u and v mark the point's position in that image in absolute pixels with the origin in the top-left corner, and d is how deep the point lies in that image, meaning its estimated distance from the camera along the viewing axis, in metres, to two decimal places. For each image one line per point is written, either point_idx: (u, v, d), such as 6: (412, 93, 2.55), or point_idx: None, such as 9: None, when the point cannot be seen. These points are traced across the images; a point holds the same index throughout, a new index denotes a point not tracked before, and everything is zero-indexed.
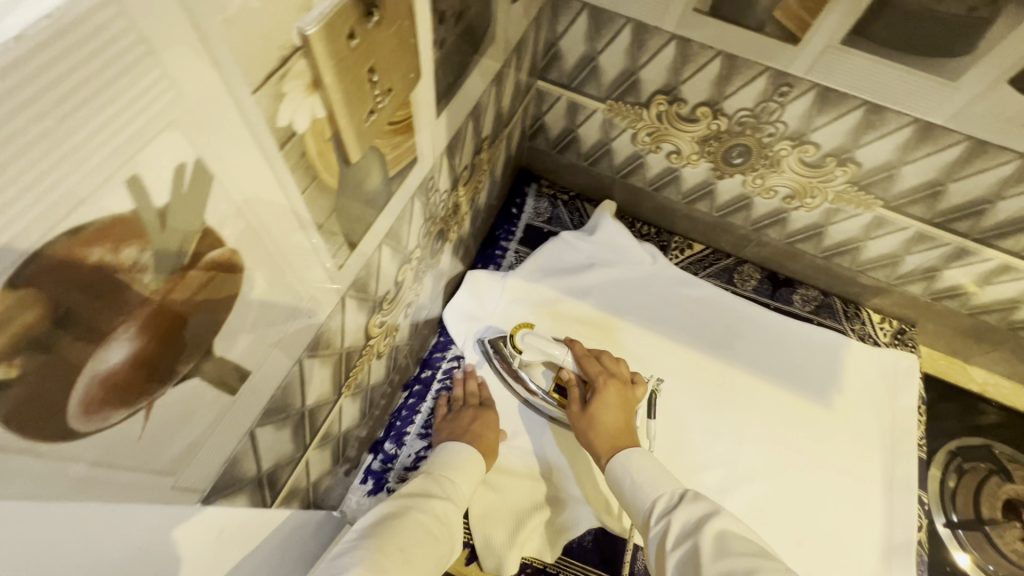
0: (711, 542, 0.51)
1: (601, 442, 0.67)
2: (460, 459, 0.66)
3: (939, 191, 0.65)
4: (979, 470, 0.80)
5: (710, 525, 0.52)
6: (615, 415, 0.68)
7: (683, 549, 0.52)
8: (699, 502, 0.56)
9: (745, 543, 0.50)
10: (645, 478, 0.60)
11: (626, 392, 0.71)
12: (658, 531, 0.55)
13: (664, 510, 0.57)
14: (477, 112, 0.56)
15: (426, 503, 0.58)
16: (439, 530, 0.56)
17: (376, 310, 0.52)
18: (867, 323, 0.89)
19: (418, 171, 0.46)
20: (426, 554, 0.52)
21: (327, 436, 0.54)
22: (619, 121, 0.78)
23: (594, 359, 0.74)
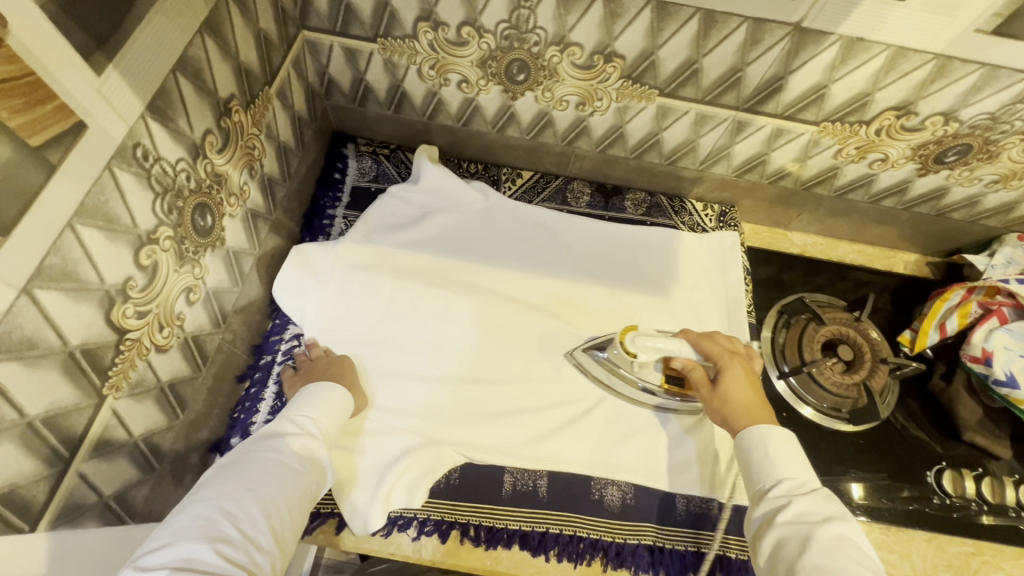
0: (828, 539, 0.50)
1: (738, 418, 0.64)
2: (329, 400, 0.65)
3: (697, 69, 0.68)
4: (800, 322, 0.87)
5: (827, 525, 0.51)
6: (746, 391, 0.66)
7: (797, 531, 0.51)
8: (827, 502, 0.54)
9: (860, 556, 0.49)
10: (779, 456, 0.58)
11: (749, 366, 0.70)
12: (769, 509, 0.55)
13: (786, 492, 0.55)
14: (191, 68, 0.51)
15: (275, 444, 0.57)
16: (298, 463, 0.57)
17: (119, 300, 0.48)
18: (692, 213, 0.94)
19: (100, 138, 0.42)
20: (282, 485, 0.54)
21: (108, 444, 0.50)
22: (399, 59, 0.75)
23: (711, 339, 0.72)
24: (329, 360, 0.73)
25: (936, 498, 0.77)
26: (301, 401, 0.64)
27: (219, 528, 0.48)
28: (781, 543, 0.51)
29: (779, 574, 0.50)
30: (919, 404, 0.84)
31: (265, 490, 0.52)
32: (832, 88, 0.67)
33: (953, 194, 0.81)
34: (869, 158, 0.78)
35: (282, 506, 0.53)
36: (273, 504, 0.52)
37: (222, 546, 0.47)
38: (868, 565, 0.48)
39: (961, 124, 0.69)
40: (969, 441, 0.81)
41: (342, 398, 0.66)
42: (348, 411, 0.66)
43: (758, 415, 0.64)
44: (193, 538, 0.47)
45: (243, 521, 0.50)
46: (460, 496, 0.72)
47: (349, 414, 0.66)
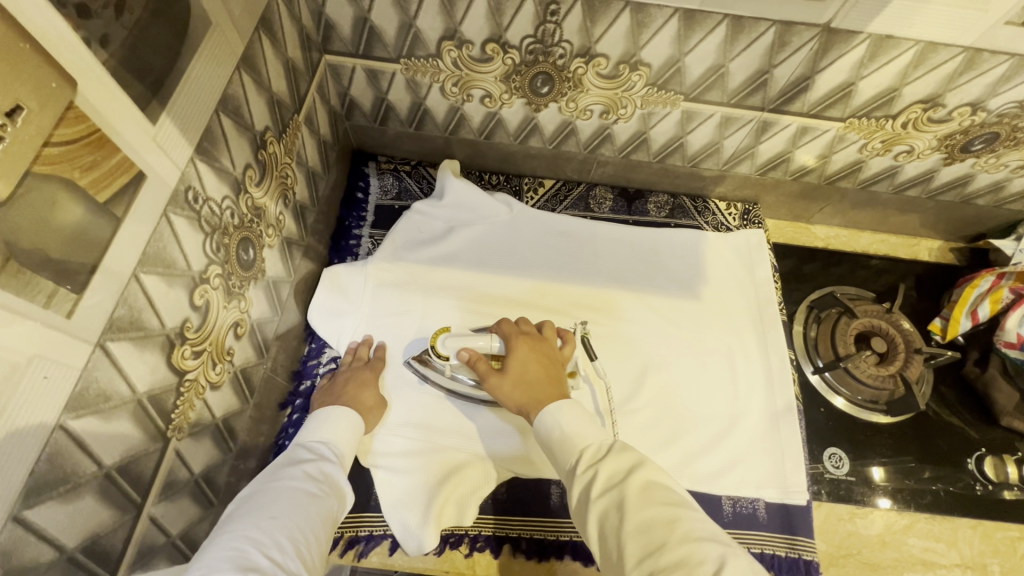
0: (637, 492, 0.48)
1: (526, 402, 0.64)
2: (341, 425, 0.67)
3: (723, 73, 0.68)
4: (832, 316, 0.87)
5: (632, 480, 0.49)
6: (533, 373, 0.66)
7: (612, 499, 0.49)
8: (625, 450, 0.53)
9: (668, 495, 0.49)
10: (572, 428, 0.57)
11: (541, 350, 0.70)
12: (581, 485, 0.52)
13: (590, 461, 0.53)
14: (231, 106, 0.51)
15: (292, 472, 0.59)
16: (317, 488, 0.59)
17: (176, 343, 0.48)
18: (716, 212, 0.95)
19: (157, 186, 0.42)
20: (304, 512, 0.54)
21: (173, 485, 0.50)
22: (422, 78, 0.75)
23: (513, 325, 0.73)
24: (365, 367, 0.75)
25: (978, 485, 0.78)
26: (313, 428, 0.67)
27: (249, 554, 0.47)
28: (604, 518, 0.49)
29: (610, 551, 0.47)
30: (951, 387, 0.85)
31: (288, 517, 0.53)
32: (859, 85, 0.67)
33: (979, 181, 0.82)
34: (895, 150, 0.78)
35: (307, 532, 0.53)
36: (298, 529, 0.52)
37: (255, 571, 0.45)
38: (680, 501, 0.48)
39: (989, 113, 0.69)
40: (1007, 426, 0.81)
41: (353, 423, 0.68)
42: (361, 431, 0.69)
43: (543, 392, 0.64)
44: (226, 567, 0.45)
45: (272, 547, 0.49)
46: (509, 509, 0.73)
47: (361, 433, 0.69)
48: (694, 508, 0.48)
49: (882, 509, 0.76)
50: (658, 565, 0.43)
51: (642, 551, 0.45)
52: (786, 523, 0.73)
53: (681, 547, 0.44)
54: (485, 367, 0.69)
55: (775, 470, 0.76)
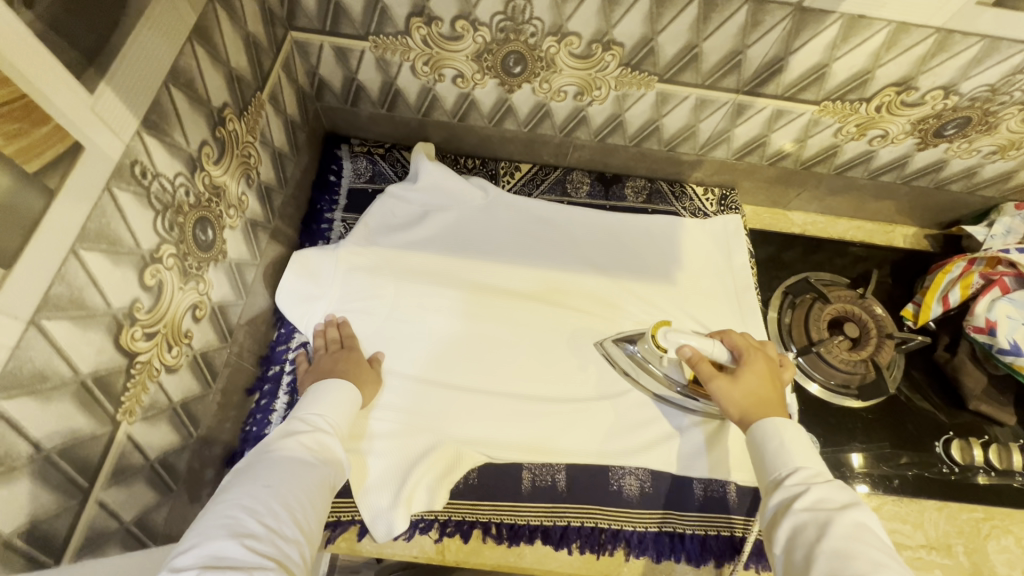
0: (847, 524, 0.47)
1: (750, 411, 0.63)
2: (337, 398, 0.65)
3: (696, 53, 0.67)
4: (806, 301, 0.87)
5: (847, 514, 0.48)
6: (764, 388, 0.65)
7: (815, 517, 0.49)
8: (842, 490, 0.52)
9: (881, 544, 0.47)
10: (794, 447, 0.57)
11: (774, 369, 0.69)
12: (785, 496, 0.52)
13: (804, 480, 0.53)
14: (183, 79, 0.50)
15: (290, 442, 0.58)
16: (314, 457, 0.57)
17: (126, 324, 0.46)
18: (693, 197, 0.94)
19: (97, 159, 0.40)
20: (301, 480, 0.53)
21: (124, 470, 0.49)
22: (391, 56, 0.73)
23: (740, 337, 0.72)
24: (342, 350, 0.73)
25: (944, 467, 0.79)
26: (309, 401, 0.65)
27: (242, 523, 0.47)
28: (798, 529, 0.49)
29: (797, 562, 0.47)
30: (923, 372, 0.86)
31: (283, 485, 0.52)
32: (833, 67, 0.67)
33: (952, 166, 0.82)
34: (869, 135, 0.78)
35: (303, 500, 0.52)
36: (295, 498, 0.51)
37: (248, 541, 0.45)
38: (889, 555, 0.46)
39: (961, 97, 0.69)
40: (974, 410, 0.82)
41: (348, 398, 0.66)
42: (357, 405, 0.67)
43: (772, 410, 0.63)
44: (218, 536, 0.45)
45: (265, 516, 0.49)
46: (479, 495, 0.72)
47: (356, 407, 0.67)
48: (902, 566, 0.45)
49: (853, 493, 0.77)
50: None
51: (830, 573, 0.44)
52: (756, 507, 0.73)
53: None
54: (709, 368, 0.68)
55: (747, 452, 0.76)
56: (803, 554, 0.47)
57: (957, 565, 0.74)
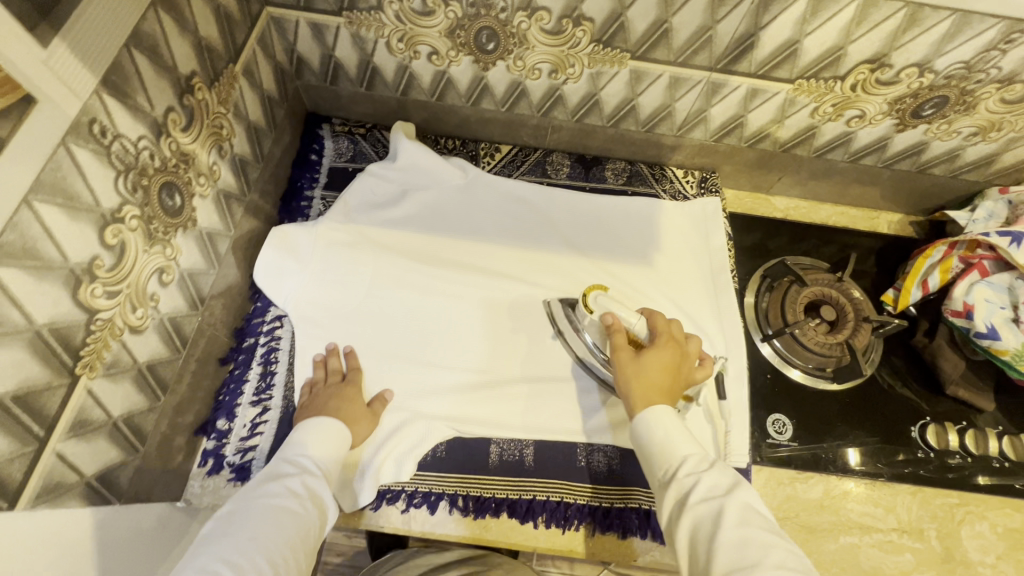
0: (734, 511, 0.49)
1: (635, 388, 0.63)
2: (321, 435, 0.65)
3: (666, 29, 0.67)
4: (784, 284, 0.87)
5: (733, 500, 0.50)
6: (661, 375, 0.64)
7: (710, 508, 0.50)
8: (726, 472, 0.54)
9: (764, 522, 0.50)
10: (678, 434, 0.58)
11: (682, 363, 0.66)
12: (677, 491, 0.54)
13: (693, 469, 0.55)
14: (145, 43, 0.51)
15: (274, 489, 0.58)
16: (298, 504, 0.57)
17: (85, 280, 0.47)
18: (674, 180, 0.94)
19: (51, 113, 0.41)
20: (282, 531, 0.54)
21: (85, 424, 0.50)
22: (366, 33, 0.74)
23: (666, 323, 0.69)
24: (342, 384, 0.72)
25: (920, 452, 0.78)
26: (298, 437, 0.65)
27: None
28: (695, 529, 0.50)
29: (697, 557, 0.49)
30: (903, 359, 0.85)
31: (266, 538, 0.52)
32: (804, 43, 0.66)
33: (933, 149, 0.81)
34: (846, 116, 0.77)
35: (285, 551, 0.52)
36: (278, 551, 0.52)
37: None
38: (775, 530, 0.49)
39: (936, 75, 0.68)
40: (953, 395, 0.81)
41: (336, 433, 0.66)
42: (348, 442, 0.67)
43: (654, 397, 0.62)
44: None
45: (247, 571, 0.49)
46: (447, 468, 0.72)
47: (346, 444, 0.67)
48: (788, 540, 0.49)
49: (825, 475, 0.76)
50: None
51: (730, 566, 0.46)
52: None
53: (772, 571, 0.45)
54: (621, 340, 0.67)
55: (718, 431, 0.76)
56: (697, 548, 0.49)
57: (928, 549, 0.73)
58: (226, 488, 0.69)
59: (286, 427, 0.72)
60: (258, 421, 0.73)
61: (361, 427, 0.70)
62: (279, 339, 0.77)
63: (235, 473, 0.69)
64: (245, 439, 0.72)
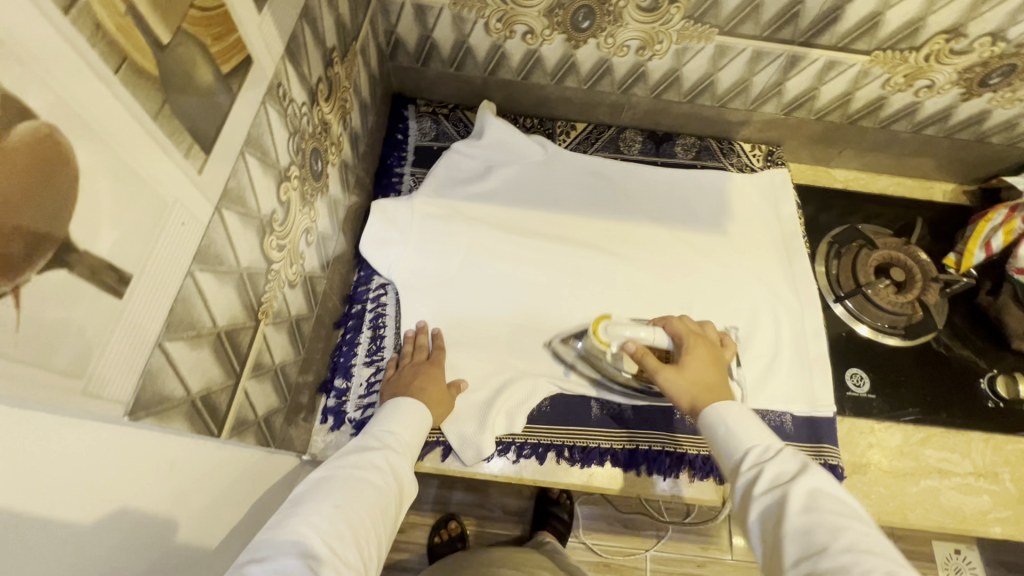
0: (804, 495, 0.50)
1: (699, 398, 0.65)
2: (406, 415, 0.66)
3: (757, 4, 0.72)
4: (852, 250, 0.91)
5: (803, 485, 0.51)
6: (709, 370, 0.68)
7: (774, 497, 0.51)
8: (796, 460, 0.54)
9: (840, 505, 0.49)
10: (742, 429, 0.59)
11: (715, 349, 0.71)
12: (745, 482, 0.55)
13: (756, 460, 0.56)
14: (310, 17, 0.55)
15: (360, 459, 0.57)
16: (381, 479, 0.56)
17: (267, 232, 0.52)
18: (740, 154, 0.99)
19: (259, 73, 0.46)
20: (364, 503, 0.52)
21: (261, 366, 0.55)
22: (467, 14, 0.78)
23: (681, 322, 0.73)
24: (428, 363, 0.74)
25: (989, 402, 0.83)
26: (381, 417, 0.65)
27: (309, 542, 0.46)
28: (765, 515, 0.51)
29: (770, 546, 0.50)
30: (966, 320, 0.89)
31: (350, 507, 0.51)
32: (886, 15, 0.71)
33: (994, 117, 0.86)
34: (916, 86, 0.82)
35: (366, 525, 0.51)
36: (360, 522, 0.51)
37: (312, 562, 0.44)
38: (852, 512, 0.49)
39: (1007, 44, 0.73)
40: (1017, 349, 0.85)
41: (420, 416, 0.67)
42: (426, 428, 0.67)
43: (719, 393, 0.66)
44: (286, 551, 0.44)
45: (332, 537, 0.47)
46: (552, 421, 0.77)
47: (425, 429, 0.67)
48: (867, 523, 0.48)
49: (903, 423, 0.81)
50: (818, 569, 0.44)
51: (802, 553, 0.46)
52: (815, 434, 0.78)
53: (842, 556, 0.44)
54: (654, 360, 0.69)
55: (803, 384, 0.80)
56: (771, 535, 0.50)
57: (1004, 491, 0.77)
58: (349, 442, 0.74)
59: None
60: (373, 380, 0.77)
61: (441, 411, 0.71)
62: (385, 305, 0.82)
63: (357, 428, 0.74)
64: (362, 396, 0.76)
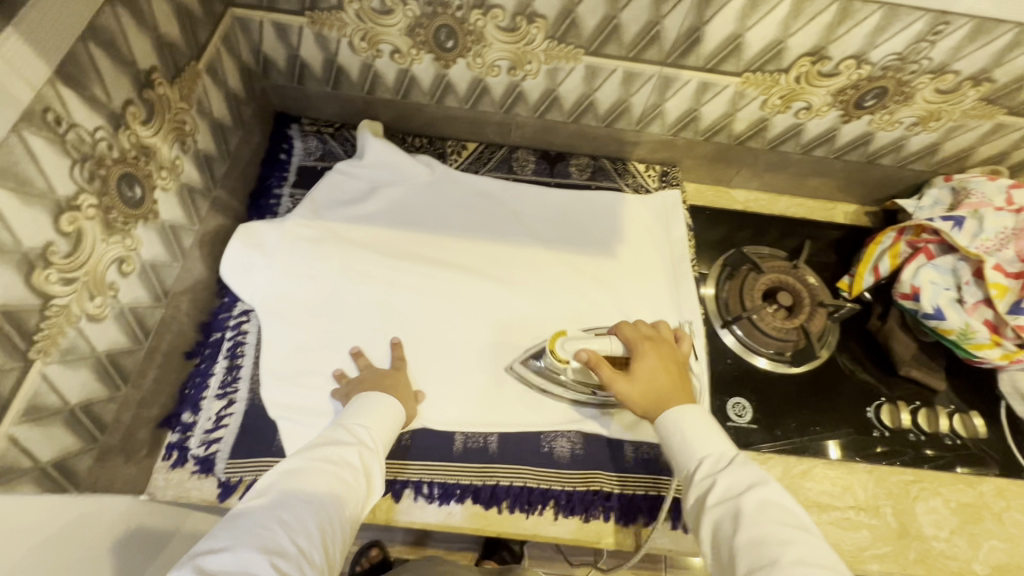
0: (753, 508, 0.52)
1: (655, 406, 0.65)
2: (382, 411, 0.68)
3: (616, 25, 0.70)
4: (742, 273, 0.89)
5: (752, 497, 0.53)
6: (663, 374, 0.67)
7: (728, 509, 0.53)
8: (748, 469, 0.56)
9: (787, 516, 0.52)
10: (695, 436, 0.61)
11: (668, 351, 0.70)
12: (699, 493, 0.57)
13: (710, 470, 0.58)
14: (103, 38, 0.52)
15: (333, 455, 0.61)
16: (354, 474, 0.60)
17: (39, 266, 0.48)
18: (636, 174, 0.97)
19: (4, 100, 0.43)
20: (336, 499, 0.57)
21: (40, 409, 0.51)
22: (329, 32, 0.76)
23: (632, 328, 0.72)
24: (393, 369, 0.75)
25: (876, 431, 0.80)
26: (356, 409, 0.67)
27: (275, 540, 0.51)
28: (717, 525, 0.54)
29: (722, 557, 0.52)
30: (860, 344, 0.87)
31: (321, 504, 0.55)
32: (746, 37, 0.70)
33: (879, 139, 0.84)
34: (794, 107, 0.80)
35: (337, 520, 0.56)
36: (330, 520, 0.55)
37: (276, 559, 0.49)
38: (797, 524, 0.51)
39: (873, 66, 0.71)
40: (905, 375, 0.83)
41: (390, 411, 0.69)
42: (398, 422, 0.69)
43: (674, 399, 0.65)
44: (252, 547, 0.49)
45: (299, 535, 0.52)
46: (413, 457, 0.73)
47: (399, 425, 0.69)
48: (811, 533, 0.51)
49: (786, 455, 0.78)
50: None
51: (753, 564, 0.49)
52: None
53: (792, 567, 0.47)
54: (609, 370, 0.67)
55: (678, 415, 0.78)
56: (722, 545, 0.53)
57: (884, 525, 0.74)
58: (190, 480, 0.70)
59: (252, 419, 0.73)
60: (224, 414, 0.73)
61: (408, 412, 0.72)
62: (245, 333, 0.78)
63: (199, 465, 0.70)
64: (210, 431, 0.72)
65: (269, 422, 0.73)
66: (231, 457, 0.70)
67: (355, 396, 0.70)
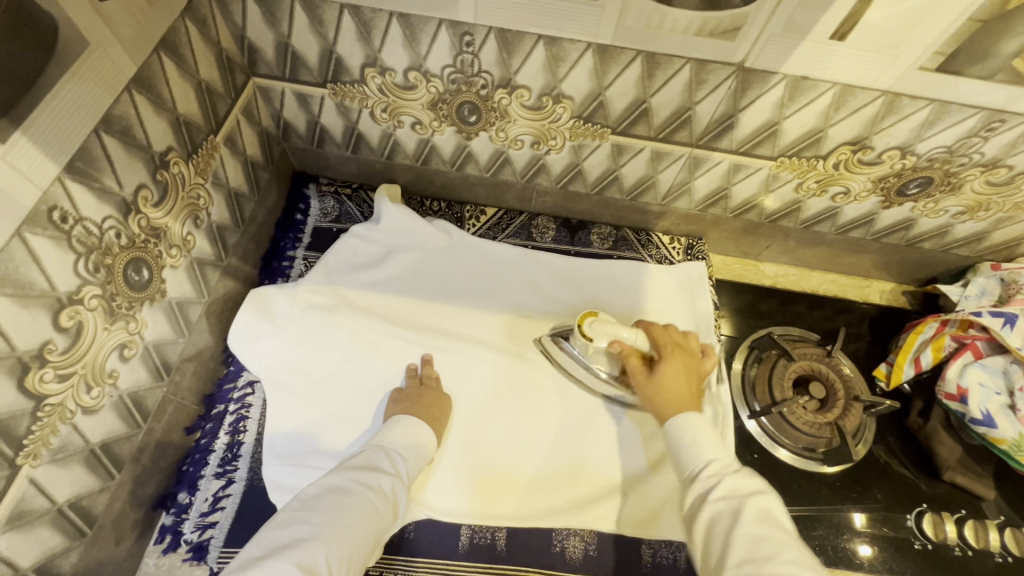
0: (754, 512, 0.49)
1: (663, 407, 0.64)
2: (421, 445, 0.67)
3: (646, 108, 0.67)
4: (771, 357, 0.85)
5: (753, 502, 0.50)
6: (681, 379, 0.66)
7: (726, 508, 0.50)
8: (751, 479, 0.53)
9: (781, 525, 0.48)
10: (702, 440, 0.58)
11: (694, 361, 0.69)
12: (698, 492, 0.54)
13: (715, 471, 0.55)
14: (117, 129, 0.51)
15: (371, 480, 0.59)
16: (384, 505, 0.59)
17: (32, 368, 0.46)
18: (659, 246, 0.93)
19: (8, 210, 0.41)
20: (366, 529, 0.55)
21: (23, 515, 0.49)
22: (350, 103, 0.74)
23: (663, 330, 0.71)
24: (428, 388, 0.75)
25: (916, 542, 0.74)
26: (397, 435, 0.66)
27: (312, 559, 0.49)
28: (715, 519, 0.50)
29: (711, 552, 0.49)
30: (897, 438, 0.82)
31: (355, 531, 0.54)
32: (783, 125, 0.66)
33: (921, 225, 0.80)
34: (830, 192, 0.76)
35: (360, 551, 0.54)
36: (356, 550, 0.53)
37: None
38: (792, 535, 0.48)
39: (919, 157, 0.67)
40: (950, 481, 0.77)
41: (427, 442, 0.68)
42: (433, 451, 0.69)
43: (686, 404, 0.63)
44: (291, 561, 0.47)
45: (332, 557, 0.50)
46: (417, 552, 0.70)
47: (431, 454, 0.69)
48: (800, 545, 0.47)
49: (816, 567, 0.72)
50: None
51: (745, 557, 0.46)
52: None
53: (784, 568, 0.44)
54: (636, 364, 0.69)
55: None
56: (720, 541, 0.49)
57: None
58: (181, 568, 0.66)
59: (249, 503, 0.69)
60: (221, 495, 0.70)
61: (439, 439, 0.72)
62: (249, 406, 0.75)
63: (192, 552, 0.66)
64: (205, 514, 0.69)
65: (268, 506, 0.69)
66: (224, 545, 0.67)
67: (401, 413, 0.70)
